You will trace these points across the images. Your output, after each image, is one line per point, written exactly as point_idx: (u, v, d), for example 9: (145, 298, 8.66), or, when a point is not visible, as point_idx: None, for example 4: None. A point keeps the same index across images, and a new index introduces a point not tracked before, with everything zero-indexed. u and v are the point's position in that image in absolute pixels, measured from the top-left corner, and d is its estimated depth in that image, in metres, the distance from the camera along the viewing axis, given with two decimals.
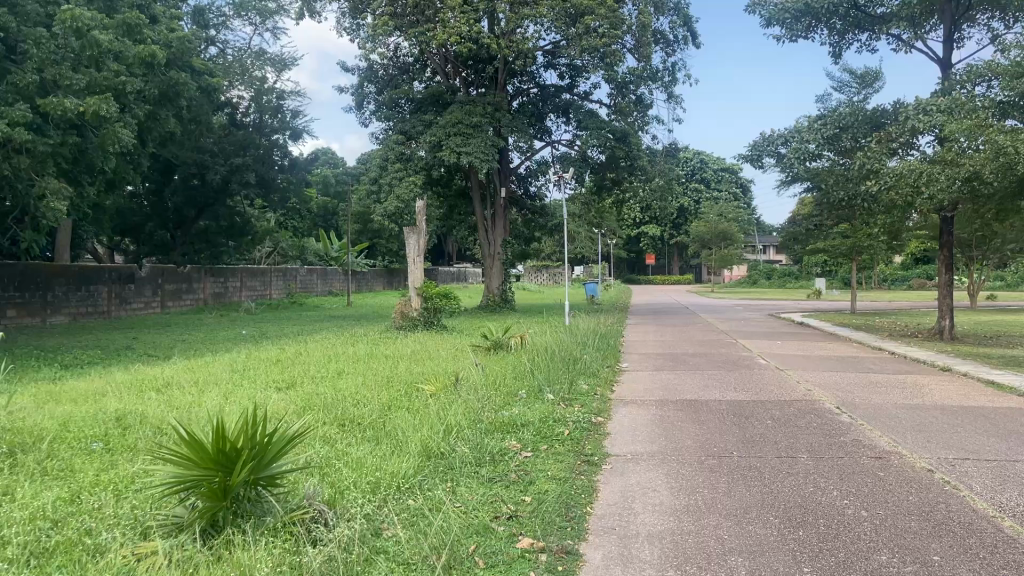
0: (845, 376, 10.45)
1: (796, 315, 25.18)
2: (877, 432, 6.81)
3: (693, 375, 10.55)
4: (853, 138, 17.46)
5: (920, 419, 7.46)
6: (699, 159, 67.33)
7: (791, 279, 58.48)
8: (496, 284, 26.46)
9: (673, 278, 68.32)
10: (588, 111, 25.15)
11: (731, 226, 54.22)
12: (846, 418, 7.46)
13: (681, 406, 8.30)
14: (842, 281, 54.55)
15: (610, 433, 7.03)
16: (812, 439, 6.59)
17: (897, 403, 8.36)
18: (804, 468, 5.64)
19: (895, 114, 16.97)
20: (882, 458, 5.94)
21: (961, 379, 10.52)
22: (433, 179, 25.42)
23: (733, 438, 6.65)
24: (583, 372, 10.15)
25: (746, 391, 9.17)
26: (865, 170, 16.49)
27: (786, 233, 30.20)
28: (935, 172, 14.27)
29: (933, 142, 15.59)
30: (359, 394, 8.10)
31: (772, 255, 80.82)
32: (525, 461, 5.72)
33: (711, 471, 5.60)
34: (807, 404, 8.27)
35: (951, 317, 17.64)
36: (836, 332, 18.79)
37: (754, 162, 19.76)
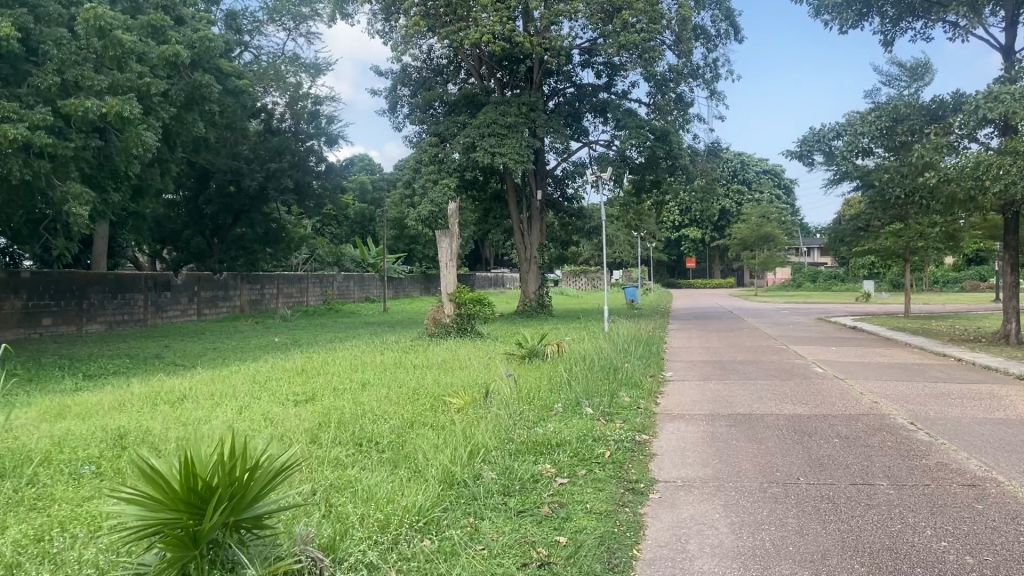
0: (913, 387, 9.49)
1: (846, 319, 24.03)
2: (963, 454, 5.89)
3: (745, 386, 9.70)
4: (908, 131, 16.40)
5: (1009, 437, 6.51)
6: (739, 160, 66.02)
7: (837, 281, 56.76)
8: (532, 289, 25.77)
9: (715, 281, 66.93)
10: (627, 110, 24.39)
11: (774, 228, 52.79)
12: (923, 438, 6.55)
13: (735, 422, 7.49)
14: (891, 284, 52.80)
15: (657, 453, 6.30)
16: (889, 462, 5.73)
17: (979, 419, 7.40)
18: (883, 499, 4.83)
19: (955, 105, 15.87)
20: (976, 485, 5.04)
21: None
22: (468, 182, 24.83)
23: (797, 461, 5.86)
24: (624, 382, 9.41)
25: (804, 404, 8.30)
26: (922, 165, 15.42)
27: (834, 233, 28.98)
28: (1007, 164, 13.07)
29: (998, 133, 14.48)
30: (380, 408, 7.48)
31: (816, 257, 78.84)
32: (560, 489, 5.02)
33: (777, 503, 4.84)
34: (875, 420, 7.37)
35: (1017, 320, 16.46)
36: (892, 337, 17.70)
37: (802, 159, 18.82)
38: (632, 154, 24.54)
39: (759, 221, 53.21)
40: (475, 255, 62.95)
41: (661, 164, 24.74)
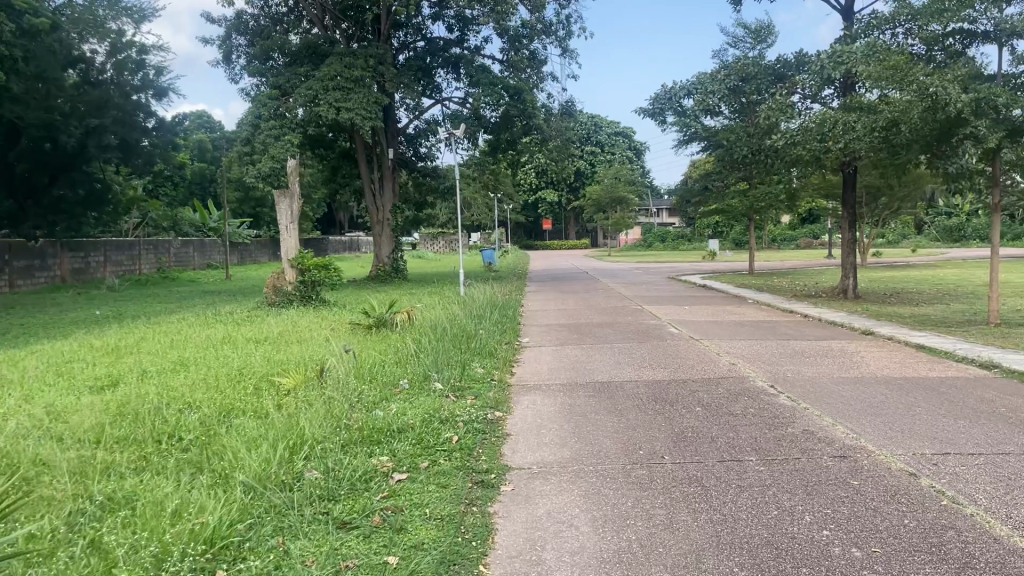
0: (766, 346, 9.34)
1: (695, 277, 24.52)
2: (829, 421, 5.54)
3: (604, 351, 9.22)
4: (756, 91, 16.40)
5: (869, 398, 6.27)
6: (592, 121, 66.71)
7: (685, 241, 58.65)
8: (386, 253, 24.63)
9: (571, 242, 67.80)
10: (480, 66, 23.53)
11: (627, 190, 53.61)
12: (786, 403, 6.21)
13: (594, 392, 6.94)
14: (734, 243, 55.23)
15: (512, 433, 5.62)
16: (754, 433, 5.31)
17: (835, 378, 7.17)
18: (755, 479, 4.35)
19: (799, 64, 15.98)
20: (846, 457, 4.65)
21: (885, 342, 9.66)
22: (313, 138, 23.26)
23: (661, 437, 5.34)
24: (477, 352, 8.70)
25: (664, 369, 7.88)
26: (767, 125, 15.57)
27: (683, 193, 29.50)
28: (851, 121, 12.86)
29: (838, 93, 14.71)
30: (192, 394, 6.43)
31: (664, 218, 81.48)
32: (396, 489, 4.25)
33: (642, 490, 4.27)
34: (735, 384, 7.03)
35: (855, 275, 17.13)
36: (741, 294, 18.04)
37: (655, 118, 18.61)
38: (485, 113, 23.74)
39: (613, 183, 53.86)
40: (328, 219, 60.41)
41: (515, 123, 24.33)
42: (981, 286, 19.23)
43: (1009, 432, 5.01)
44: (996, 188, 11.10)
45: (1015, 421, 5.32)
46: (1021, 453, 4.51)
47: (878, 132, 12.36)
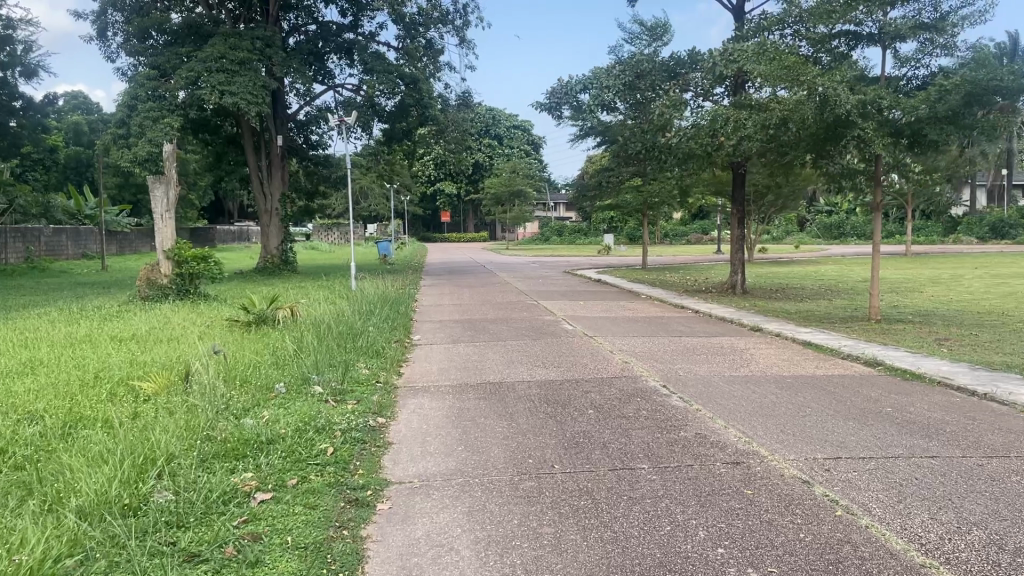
0: (658, 343, 9.23)
1: (590, 271, 24.61)
2: (722, 424, 5.36)
3: (496, 350, 8.90)
4: (650, 88, 16.44)
5: (760, 399, 6.17)
6: (490, 114, 66.43)
7: (581, 235, 59.25)
8: (274, 244, 23.58)
9: (468, 236, 67.48)
10: (375, 53, 22.82)
11: (524, 183, 53.62)
12: (677, 404, 6.02)
13: (484, 394, 6.57)
14: (629, 238, 56.21)
15: (395, 443, 5.20)
16: (646, 437, 5.07)
17: (727, 377, 7.08)
18: (648, 489, 4.09)
19: (691, 62, 16.13)
20: (739, 463, 4.47)
21: (773, 339, 9.76)
22: (195, 122, 22.02)
23: (551, 443, 5.03)
24: (362, 350, 8.23)
25: (556, 368, 7.62)
26: (660, 122, 15.67)
27: (579, 188, 29.63)
28: (741, 119, 13.02)
29: (729, 91, 14.94)
30: (36, 402, 5.75)
31: (561, 213, 82.32)
32: (257, 512, 3.81)
33: (529, 505, 3.95)
34: (628, 384, 6.83)
35: (743, 271, 17.49)
36: (635, 289, 18.13)
37: (551, 112, 18.44)
38: (380, 100, 23.05)
39: (511, 176, 53.77)
40: (216, 207, 57.81)
41: (410, 112, 23.79)
42: (858, 282, 20.04)
43: (896, 433, 5.00)
44: (878, 187, 11.79)
45: (901, 421, 5.32)
46: (909, 457, 4.47)
47: (765, 130, 12.53)
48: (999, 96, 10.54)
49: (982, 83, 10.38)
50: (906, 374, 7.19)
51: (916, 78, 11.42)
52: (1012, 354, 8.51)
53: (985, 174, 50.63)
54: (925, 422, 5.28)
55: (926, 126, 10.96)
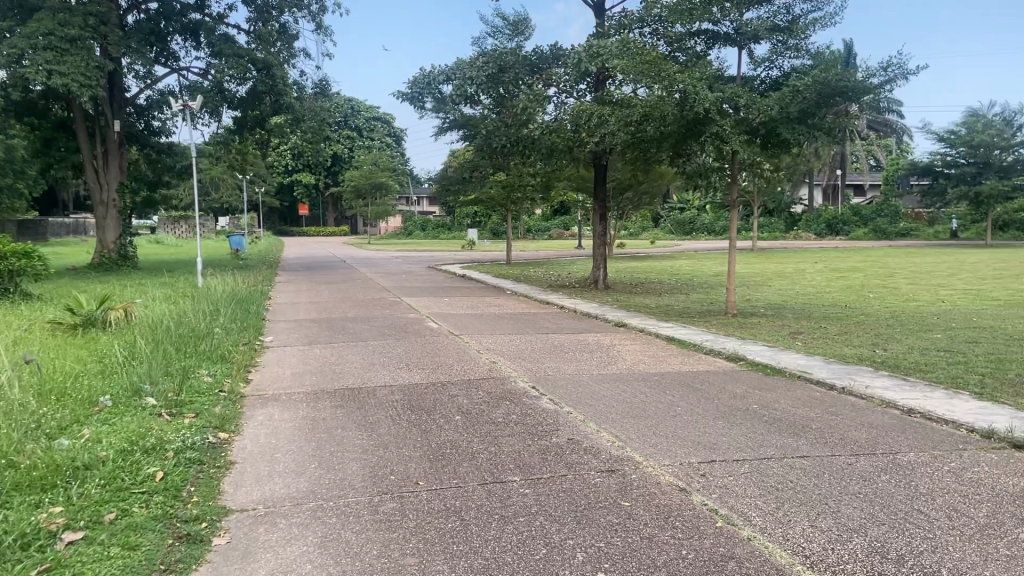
0: (524, 340, 8.94)
1: (454, 267, 24.30)
2: (594, 426, 5.06)
3: (354, 352, 8.35)
4: (512, 81, 16.23)
5: (630, 397, 5.94)
6: (350, 104, 64.66)
7: (444, 230, 58.74)
8: (112, 238, 21.76)
9: (328, 230, 65.54)
10: (224, 35, 21.48)
11: (386, 176, 52.59)
12: (548, 405, 5.67)
13: (341, 401, 6.04)
14: (492, 233, 56.23)
15: (238, 462, 4.62)
16: (515, 445, 4.71)
17: (595, 374, 6.85)
18: (520, 505, 3.74)
19: (553, 58, 16.06)
20: (614, 471, 4.18)
21: (639, 335, 9.71)
22: (18, 103, 19.94)
23: (414, 456, 4.60)
24: (205, 356, 7.49)
25: (419, 369, 7.17)
26: (524, 116, 15.50)
27: (442, 181, 29.15)
28: (604, 115, 12.98)
29: (591, 87, 14.95)
30: None
31: (425, 207, 81.54)
32: (62, 558, 3.19)
33: (389, 531, 3.52)
34: (495, 384, 6.45)
35: (605, 267, 17.63)
36: (498, 284, 17.90)
37: (414, 102, 17.66)
38: (230, 86, 21.70)
39: (372, 169, 52.58)
40: (47, 198, 53.13)
41: (263, 99, 22.58)
42: (713, 277, 20.73)
43: (765, 433, 4.91)
44: (733, 184, 12.09)
45: (769, 420, 5.25)
46: (781, 458, 4.35)
47: (627, 126, 12.54)
48: (844, 98, 11.03)
49: (830, 83, 10.84)
50: (767, 369, 7.25)
51: (768, 78, 11.76)
52: (860, 347, 8.83)
53: (821, 174, 54.30)
54: (792, 420, 5.24)
55: (778, 125, 11.27)
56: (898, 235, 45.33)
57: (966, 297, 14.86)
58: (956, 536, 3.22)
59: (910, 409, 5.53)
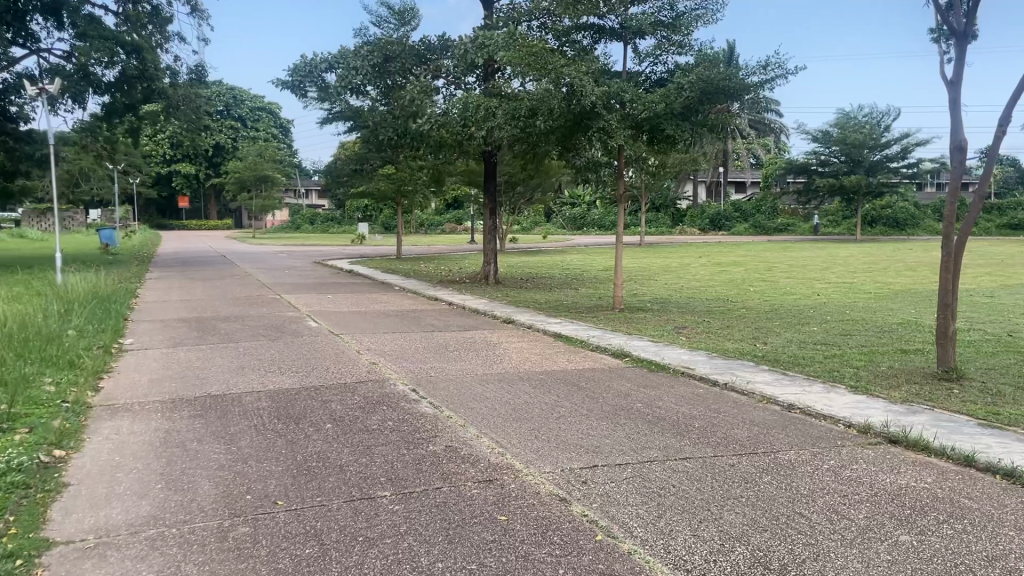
0: (407, 338, 8.57)
1: (341, 261, 23.59)
2: (473, 430, 4.77)
3: (223, 354, 7.78)
4: (398, 72, 15.75)
5: (513, 398, 5.68)
6: (233, 93, 62.12)
7: (333, 224, 57.41)
8: None
9: (211, 223, 62.87)
10: (88, 15, 20.00)
11: (272, 168, 50.81)
12: (426, 409, 5.31)
13: (200, 411, 5.53)
14: (384, 227, 55.34)
15: (73, 485, 4.10)
16: (388, 454, 4.36)
17: (478, 374, 6.57)
18: (388, 524, 3.41)
19: (441, 49, 15.73)
20: (492, 480, 3.89)
21: (527, 332, 9.51)
22: None
23: (276, 471, 4.19)
24: (50, 363, 6.77)
25: (291, 373, 6.71)
26: (411, 108, 15.10)
27: (328, 174, 28.26)
28: (492, 107, 12.71)
29: (480, 80, 14.68)
30: None
31: (313, 200, 79.49)
32: None
33: (238, 561, 3.14)
34: (371, 386, 6.05)
35: (495, 262, 17.43)
36: (386, 280, 17.41)
37: (296, 91, 16.92)
38: (96, 70, 20.24)
39: (257, 160, 50.68)
40: None
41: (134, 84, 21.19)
42: (601, 272, 20.90)
43: (648, 433, 4.76)
44: (620, 178, 12.10)
45: (653, 419, 5.12)
46: (664, 461, 4.18)
47: (515, 120, 12.34)
48: (726, 96, 11.22)
49: (713, 81, 11.01)
50: (652, 365, 7.16)
51: (653, 74, 11.81)
52: (742, 341, 8.92)
53: (704, 172, 56.14)
54: (675, 419, 5.11)
55: (663, 121, 11.32)
56: (776, 230, 47.37)
57: (838, 290, 15.47)
58: (838, 541, 3.12)
59: (790, 404, 5.52)
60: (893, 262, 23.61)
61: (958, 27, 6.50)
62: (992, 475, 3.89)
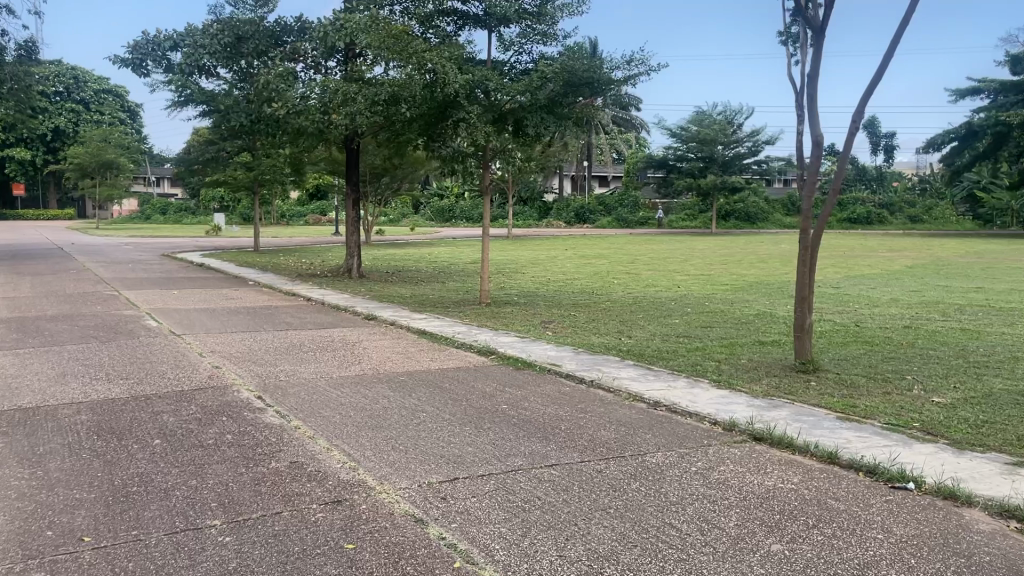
0: (259, 339, 7.95)
1: (193, 254, 22.19)
2: (322, 442, 4.33)
3: (41, 361, 6.90)
4: (252, 54, 14.82)
5: (370, 404, 5.26)
6: (73, 73, 57.63)
7: (188, 214, 54.38)
8: None
9: (49, 213, 58.16)
10: None
11: (117, 154, 47.42)
12: (273, 420, 4.81)
13: (4, 428, 4.80)
14: (242, 218, 52.95)
15: None
16: (224, 474, 3.86)
17: (333, 377, 6.10)
18: (215, 562, 2.96)
19: (299, 31, 14.92)
20: (340, 500, 3.47)
21: (389, 330, 9.05)
22: None
23: (87, 500, 3.62)
24: None
25: (121, 381, 6.00)
26: (267, 93, 14.27)
27: (179, 160, 26.53)
28: (351, 92, 12.12)
29: (341, 66, 14.05)
30: None
31: (166, 188, 75.11)
32: None
33: None
34: (211, 394, 5.47)
35: (359, 254, 16.79)
36: (241, 274, 16.43)
37: (137, 70, 15.60)
38: None
39: (100, 145, 47.11)
40: None
41: None
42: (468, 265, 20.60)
43: (513, 438, 4.48)
44: (486, 170, 11.83)
45: (518, 423, 4.85)
46: (530, 469, 3.92)
47: (377, 107, 11.82)
48: (591, 90, 11.16)
49: (577, 73, 10.91)
50: (518, 363, 6.92)
51: (519, 65, 11.60)
52: (608, 335, 8.84)
53: (570, 165, 57.07)
54: (542, 422, 4.87)
55: (528, 113, 11.11)
56: (638, 224, 48.74)
57: (698, 282, 15.90)
58: (709, 555, 2.94)
59: (655, 402, 5.40)
60: (746, 254, 24.63)
61: (816, 20, 6.60)
62: (856, 473, 3.87)
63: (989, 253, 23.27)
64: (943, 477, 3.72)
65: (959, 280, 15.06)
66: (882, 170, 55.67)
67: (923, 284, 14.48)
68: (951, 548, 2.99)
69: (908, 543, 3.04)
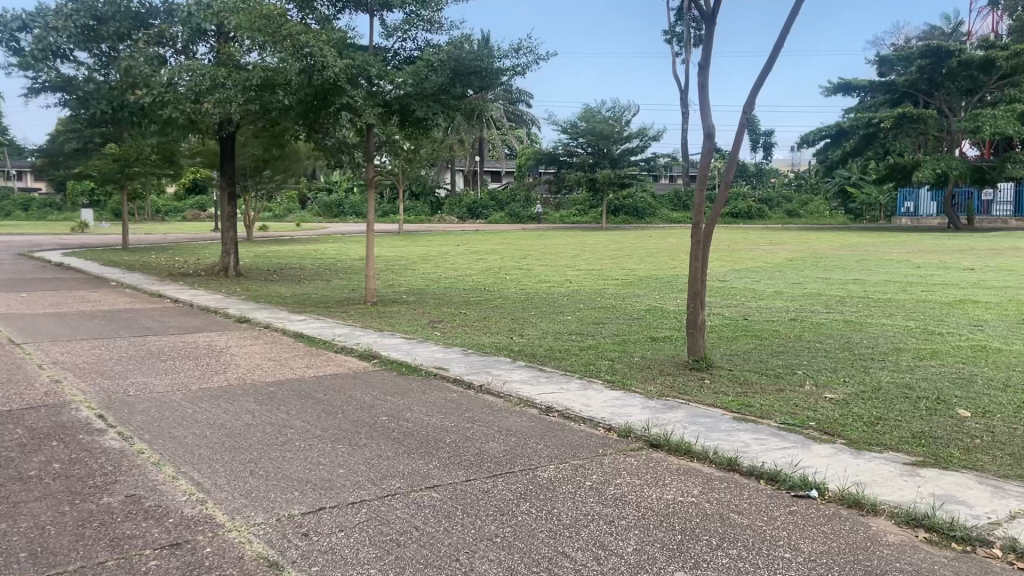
0: (113, 346, 7.15)
1: (52, 252, 20.50)
2: (168, 470, 3.76)
3: None
4: (113, 36, 13.67)
5: (231, 421, 4.68)
6: None
7: (53, 210, 50.90)
8: None
9: None
10: None
11: None
12: (113, 444, 4.18)
13: None
14: (113, 214, 49.93)
15: None
16: (42, 515, 3.24)
17: (191, 390, 5.46)
18: None
19: (165, 13, 13.83)
20: (180, 544, 2.95)
21: (264, 334, 8.38)
22: None
23: None
24: None
25: None
26: (130, 78, 13.21)
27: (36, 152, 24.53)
28: (222, 78, 11.30)
29: (211, 50, 13.13)
30: None
31: (28, 183, 70.22)
32: None
33: None
34: (44, 415, 4.75)
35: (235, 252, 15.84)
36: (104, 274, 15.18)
37: None
38: None
39: None
40: None
41: None
42: (354, 262, 19.85)
43: (392, 456, 4.03)
44: (370, 162, 11.29)
45: (399, 437, 4.41)
46: (408, 492, 3.50)
47: (250, 94, 11.04)
48: (479, 80, 10.77)
49: (464, 62, 10.50)
50: (401, 367, 6.46)
51: (403, 51, 11.08)
52: (497, 335, 8.47)
53: (460, 160, 56.71)
54: (424, 435, 4.45)
55: (413, 102, 10.62)
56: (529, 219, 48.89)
57: (588, 277, 15.81)
58: None
59: (547, 407, 5.07)
60: (632, 249, 24.95)
61: (706, 9, 6.44)
62: (757, 480, 3.65)
63: (861, 245, 24.31)
64: (846, 483, 3.54)
65: (835, 273, 15.53)
66: (759, 167, 57.93)
67: (803, 277, 14.83)
68: (861, 565, 2.77)
69: (817, 561, 2.80)
